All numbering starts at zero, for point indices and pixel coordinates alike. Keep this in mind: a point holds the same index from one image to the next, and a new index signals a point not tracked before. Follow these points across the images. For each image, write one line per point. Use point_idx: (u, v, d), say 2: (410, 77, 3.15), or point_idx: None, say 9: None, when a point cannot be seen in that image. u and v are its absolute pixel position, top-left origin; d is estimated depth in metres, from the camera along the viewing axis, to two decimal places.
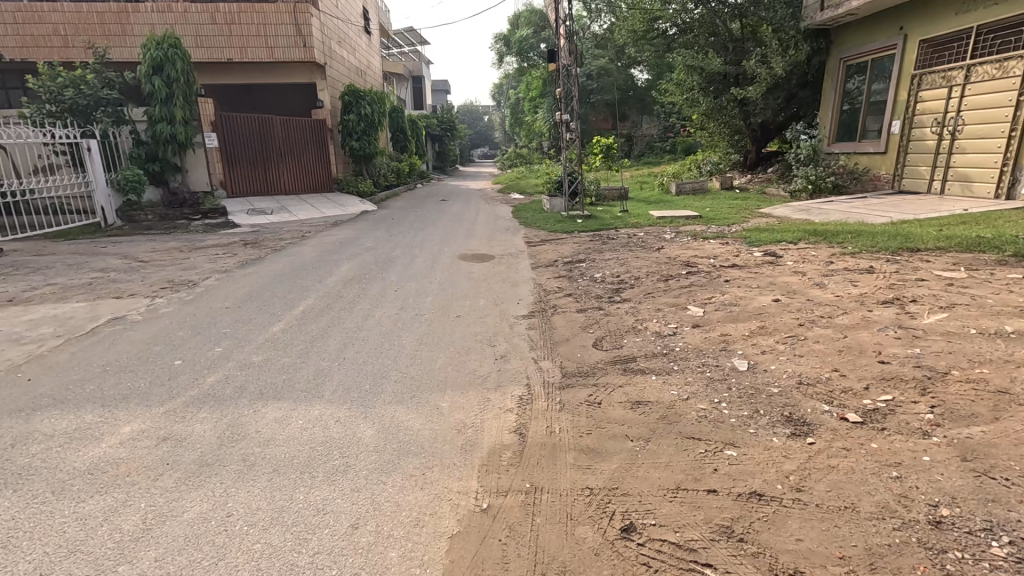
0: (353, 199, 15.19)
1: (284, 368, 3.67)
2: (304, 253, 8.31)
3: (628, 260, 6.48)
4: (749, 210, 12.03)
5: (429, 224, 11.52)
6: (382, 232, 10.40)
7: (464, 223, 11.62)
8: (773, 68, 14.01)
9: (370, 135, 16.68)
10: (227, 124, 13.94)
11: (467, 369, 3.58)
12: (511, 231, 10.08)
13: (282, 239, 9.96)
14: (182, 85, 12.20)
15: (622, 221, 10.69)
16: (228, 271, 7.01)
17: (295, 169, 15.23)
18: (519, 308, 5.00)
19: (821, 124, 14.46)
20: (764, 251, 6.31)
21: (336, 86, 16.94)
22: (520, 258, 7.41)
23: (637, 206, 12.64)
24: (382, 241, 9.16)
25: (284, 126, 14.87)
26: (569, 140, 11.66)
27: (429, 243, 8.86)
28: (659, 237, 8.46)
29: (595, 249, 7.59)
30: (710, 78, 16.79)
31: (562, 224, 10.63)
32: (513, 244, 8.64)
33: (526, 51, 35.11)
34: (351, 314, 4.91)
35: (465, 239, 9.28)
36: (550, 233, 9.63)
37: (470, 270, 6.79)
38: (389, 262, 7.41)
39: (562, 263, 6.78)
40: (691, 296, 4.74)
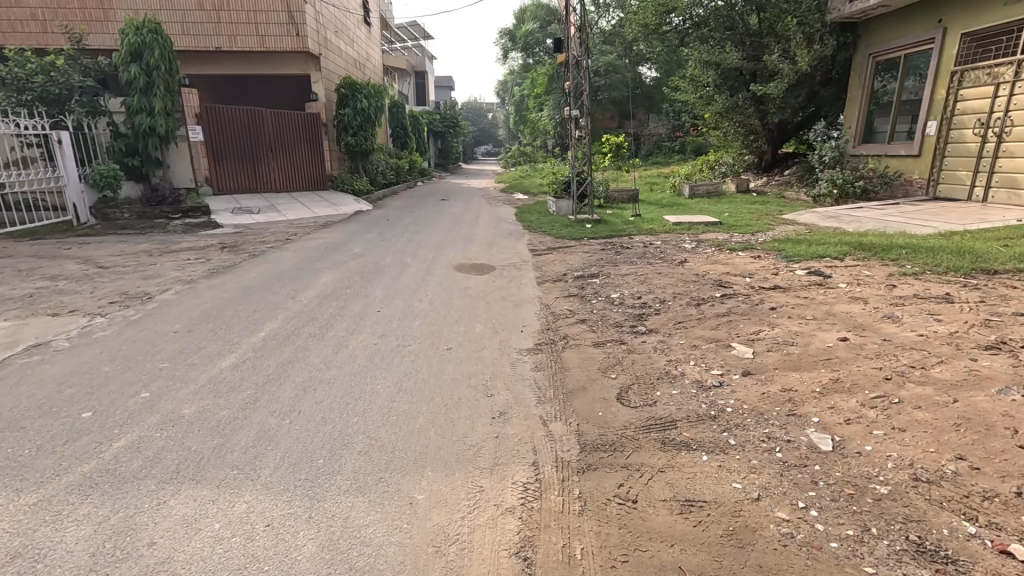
0: (347, 198, 14.37)
1: (219, 428, 2.83)
2: (283, 260, 7.46)
3: (648, 276, 5.64)
4: (771, 215, 11.18)
5: (425, 227, 10.68)
6: (373, 236, 9.58)
7: (463, 226, 10.78)
8: (797, 64, 13.11)
9: (367, 130, 15.84)
10: (214, 116, 13.07)
11: (455, 435, 2.74)
12: (513, 237, 9.23)
13: (264, 242, 9.16)
14: (163, 74, 11.45)
15: (636, 227, 9.83)
16: (192, 281, 6.19)
17: (285, 166, 14.42)
18: (523, 338, 4.14)
19: (847, 125, 13.54)
20: (806, 268, 5.47)
21: (332, 78, 16.11)
22: (523, 270, 6.57)
23: (650, 211, 11.76)
24: (372, 247, 8.33)
25: (274, 120, 14.06)
26: (578, 137, 10.78)
27: (423, 249, 8.02)
28: (679, 247, 7.62)
29: (608, 261, 6.75)
30: (726, 74, 16.18)
31: (570, 230, 9.77)
32: (517, 252, 7.78)
33: (533, 46, 34.14)
34: (318, 343, 4.07)
35: (463, 245, 8.42)
36: (557, 239, 8.79)
37: (466, 285, 5.95)
38: (376, 273, 6.57)
39: (572, 279, 5.93)
40: (732, 329, 3.90)
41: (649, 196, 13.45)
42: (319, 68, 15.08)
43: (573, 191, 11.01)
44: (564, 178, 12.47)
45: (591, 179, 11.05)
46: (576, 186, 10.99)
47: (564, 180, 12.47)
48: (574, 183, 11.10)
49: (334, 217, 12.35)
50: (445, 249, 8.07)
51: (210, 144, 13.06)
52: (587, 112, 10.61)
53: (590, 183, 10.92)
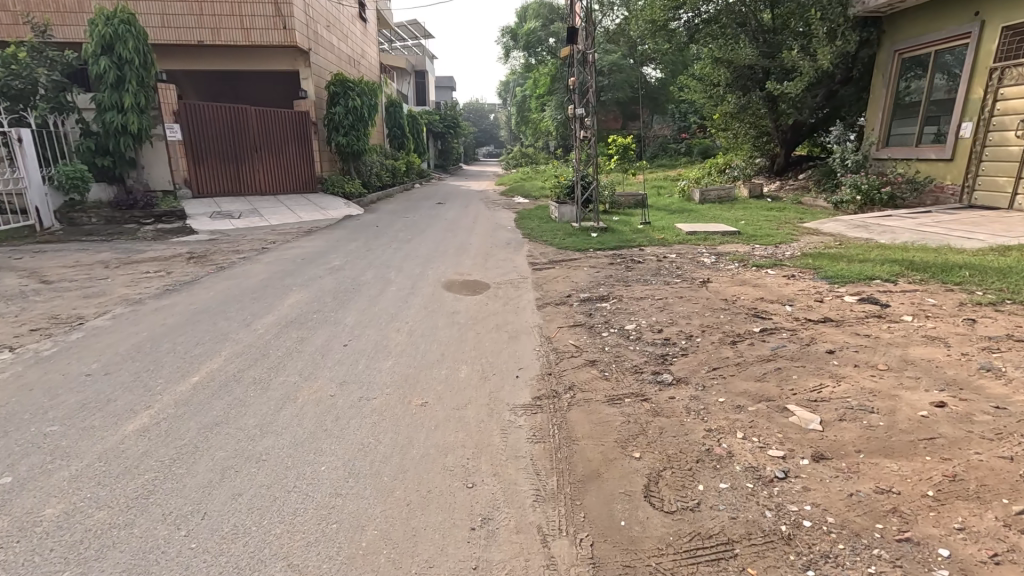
0: (336, 201, 13.59)
1: (82, 548, 1.99)
2: (251, 274, 6.62)
3: (668, 302, 4.80)
4: (791, 223, 10.35)
5: (417, 234, 9.87)
6: (359, 244, 8.76)
7: (458, 233, 9.98)
8: (818, 60, 12.25)
9: (359, 129, 15.04)
10: (195, 114, 12.22)
11: (415, 565, 1.91)
12: (512, 247, 8.40)
13: (238, 251, 8.34)
14: (136, 68, 10.70)
15: (646, 236, 8.99)
16: (139, 301, 5.37)
17: (271, 167, 13.60)
18: (517, 389, 3.30)
19: (870, 126, 12.70)
20: (854, 293, 4.65)
21: (323, 75, 15.30)
22: (521, 290, 5.74)
23: (661, 218, 10.91)
24: (355, 258, 7.50)
25: (259, 119, 13.24)
26: (583, 138, 9.91)
27: (410, 262, 7.20)
28: (697, 262, 6.79)
29: (619, 280, 5.91)
30: (739, 72, 15.24)
31: (574, 239, 8.93)
32: (515, 266, 6.95)
33: (535, 45, 33.18)
34: (260, 396, 3.22)
35: (455, 257, 7.60)
36: (560, 251, 7.98)
37: (454, 309, 5.11)
38: (352, 291, 5.73)
39: (578, 302, 5.10)
40: (785, 383, 3.06)
41: (658, 201, 12.61)
42: (309, 64, 14.32)
43: (578, 196, 10.14)
44: (568, 183, 11.62)
45: (597, 183, 10.19)
46: (581, 190, 10.12)
47: (568, 184, 11.61)
48: (579, 187, 10.22)
49: (321, 222, 11.56)
50: (435, 262, 7.24)
51: (190, 143, 12.20)
52: (593, 111, 9.72)
53: (596, 188, 10.05)
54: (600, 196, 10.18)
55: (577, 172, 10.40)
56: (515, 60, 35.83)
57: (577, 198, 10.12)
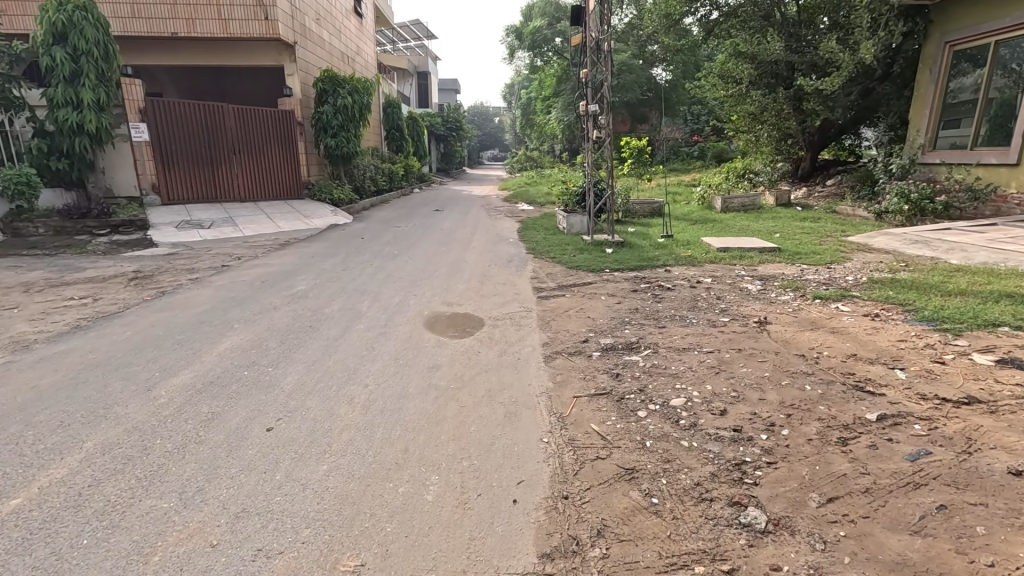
0: (323, 209, 12.44)
1: None
2: (191, 303, 5.39)
3: (721, 358, 3.53)
4: (833, 237, 9.07)
5: (406, 248, 8.67)
6: (336, 261, 7.57)
7: (453, 247, 8.80)
8: (859, 54, 11.07)
9: (349, 130, 13.89)
10: (165, 112, 11.08)
11: None
12: (513, 266, 7.17)
13: (194, 269, 7.15)
14: (94, 60, 9.53)
15: (671, 252, 7.74)
16: (27, 346, 4.14)
17: (251, 171, 12.44)
18: (513, 537, 2.05)
19: (914, 128, 11.42)
20: (979, 347, 3.38)
21: (311, 71, 14.16)
22: (522, 332, 4.48)
23: (683, 230, 9.64)
24: (325, 281, 6.30)
25: (238, 118, 12.11)
26: (592, 144, 8.68)
27: (390, 287, 5.99)
28: (740, 291, 5.51)
29: (649, 317, 4.65)
30: (764, 68, 14.01)
31: (586, 255, 7.68)
32: (517, 294, 5.71)
33: (540, 46, 31.77)
34: (92, 550, 1.97)
35: (445, 279, 6.39)
36: (571, 272, 6.74)
37: (435, 360, 3.85)
38: (309, 332, 4.48)
39: (599, 354, 3.83)
40: (971, 547, 1.79)
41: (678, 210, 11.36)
42: (295, 59, 13.21)
43: (591, 206, 8.90)
44: (579, 190, 10.39)
45: (612, 191, 8.96)
46: (593, 200, 8.90)
47: (578, 192, 10.39)
48: (592, 195, 8.99)
49: (301, 233, 10.38)
50: (419, 287, 6.02)
51: (159, 144, 11.03)
52: (608, 112, 8.42)
53: (610, 198, 8.82)
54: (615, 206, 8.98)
55: (590, 179, 9.17)
56: (521, 60, 34.31)
57: (590, 208, 8.88)
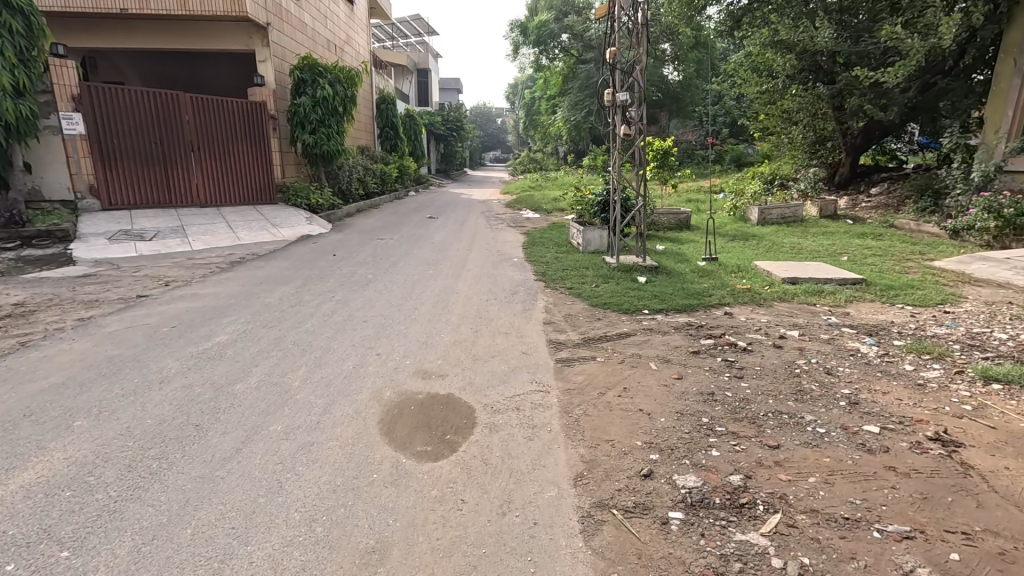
0: (296, 218, 10.74)
1: None
2: (42, 368, 3.63)
3: (937, 567, 1.77)
4: (916, 261, 7.30)
5: (385, 270, 6.95)
6: (289, 290, 5.85)
7: (443, 268, 7.10)
8: (932, 39, 9.25)
9: (331, 125, 12.19)
10: (106, 102, 9.34)
11: None
12: (519, 303, 5.42)
13: (96, 302, 5.42)
14: (13, 36, 7.77)
15: (722, 282, 6.01)
16: None
17: (213, 172, 10.74)
18: None
19: (992, 127, 9.68)
20: None
21: (288, 59, 12.47)
22: (534, 445, 2.74)
23: (727, 250, 7.90)
24: (260, 327, 4.56)
25: (196, 109, 10.42)
26: (619, 148, 6.89)
27: (346, 340, 4.25)
28: (852, 358, 3.77)
29: (736, 416, 2.91)
30: (810, 60, 12.19)
31: (615, 286, 5.94)
32: (525, 356, 3.97)
33: (546, 41, 29.50)
34: None
35: (425, 325, 4.66)
36: (598, 315, 4.99)
37: (379, 527, 2.11)
38: (188, 441, 2.72)
39: (678, 524, 2.08)
40: None
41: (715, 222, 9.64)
42: (267, 43, 11.51)
43: (619, 220, 7.13)
44: (600, 198, 8.61)
45: (645, 203, 7.21)
46: (621, 214, 7.13)
47: (599, 200, 8.61)
48: (621, 206, 7.22)
49: (263, 248, 8.67)
50: (385, 339, 4.29)
51: (98, 141, 9.29)
52: (641, 107, 6.61)
53: (645, 211, 7.06)
54: (649, 220, 7.24)
55: (616, 186, 7.40)
56: (525, 57, 32.02)
57: (618, 223, 7.12)
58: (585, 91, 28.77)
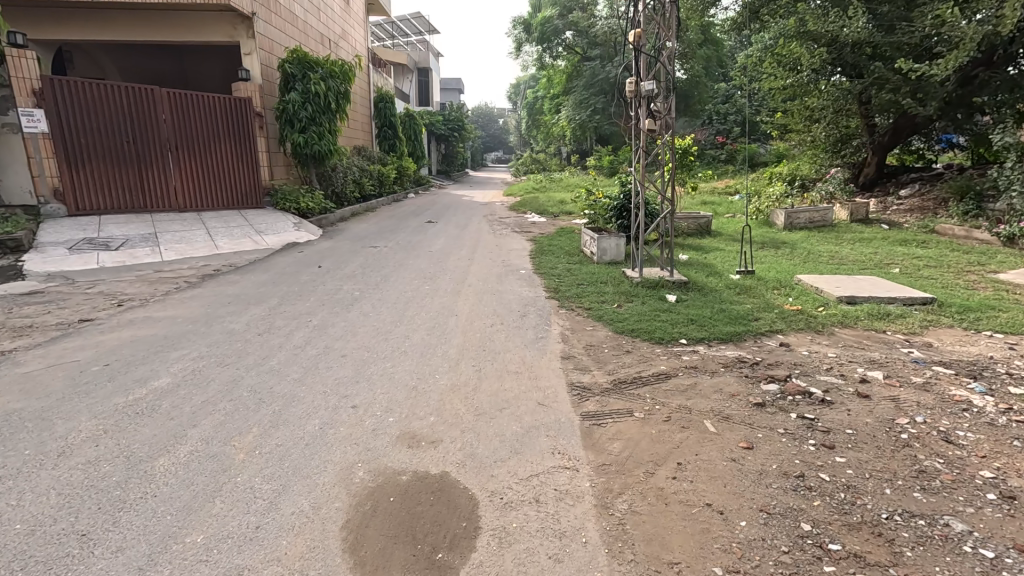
0: (284, 223, 9.91)
1: None
2: None
3: None
4: (976, 273, 6.45)
5: (375, 285, 6.11)
6: (260, 312, 5.00)
7: (441, 283, 6.26)
8: (988, 24, 8.47)
9: (323, 123, 11.36)
10: (72, 98, 8.52)
11: None
12: (529, 330, 4.56)
13: (28, 328, 4.58)
14: None
15: (765, 302, 5.15)
16: None
17: (192, 174, 9.90)
18: None
19: None
20: None
21: (277, 52, 11.64)
22: (564, 571, 1.89)
23: (765, 259, 7.11)
24: (214, 366, 3.70)
25: (173, 106, 9.58)
26: (642, 147, 5.93)
27: (317, 386, 3.39)
28: (969, 416, 2.91)
29: (850, 524, 2.05)
30: (841, 51, 11.38)
31: (641, 307, 5.07)
32: (542, 410, 3.11)
33: (550, 39, 28.62)
34: None
35: (416, 362, 3.81)
36: (625, 346, 4.13)
37: None
38: (58, 568, 1.87)
39: None
40: None
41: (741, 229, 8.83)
42: (253, 34, 10.69)
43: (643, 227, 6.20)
44: (619, 202, 7.68)
45: (672, 209, 6.29)
46: (646, 221, 6.19)
47: (619, 204, 7.68)
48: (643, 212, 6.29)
49: (243, 257, 7.83)
50: (364, 384, 3.42)
51: (63, 140, 8.45)
52: (671, 99, 5.69)
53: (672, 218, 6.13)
54: (677, 228, 6.33)
55: (639, 189, 6.49)
56: (527, 56, 31.07)
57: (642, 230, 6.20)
58: (590, 89, 27.97)
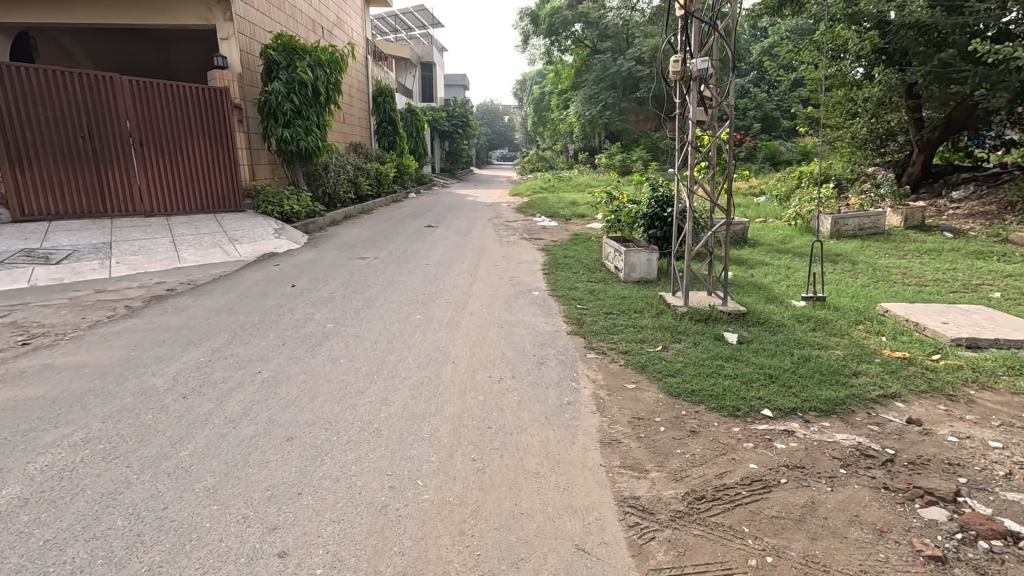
0: (263, 229, 8.77)
1: None
2: None
3: None
4: None
5: (354, 314, 4.95)
6: (198, 358, 3.82)
7: (436, 310, 5.07)
8: None
9: (310, 116, 10.17)
10: (14, 85, 7.35)
11: None
12: (549, 390, 3.37)
13: None
14: None
15: (858, 345, 3.95)
16: None
17: (160, 173, 8.76)
18: None
19: None
20: None
21: (260, 37, 10.46)
22: None
23: (833, 280, 5.89)
24: (96, 461, 2.52)
25: (136, 96, 8.43)
26: (688, 145, 4.66)
27: (233, 508, 2.21)
28: None
29: None
30: (897, 34, 10.16)
31: (696, 354, 3.87)
32: (583, 567, 1.92)
33: (558, 32, 27.26)
34: None
35: (390, 456, 2.62)
36: (688, 422, 2.96)
37: None
38: None
39: None
40: None
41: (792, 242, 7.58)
42: (231, 17, 9.50)
43: (688, 242, 4.95)
44: (652, 211, 6.44)
45: (723, 221, 5.05)
46: (691, 234, 4.93)
47: (653, 212, 6.43)
48: (687, 223, 5.02)
49: (208, 273, 6.71)
50: (306, 504, 2.25)
51: (3, 133, 7.28)
52: (730, 84, 4.44)
53: (725, 232, 4.88)
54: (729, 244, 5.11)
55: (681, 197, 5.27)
56: (534, 49, 29.72)
57: (686, 246, 4.95)
58: (601, 83, 26.71)
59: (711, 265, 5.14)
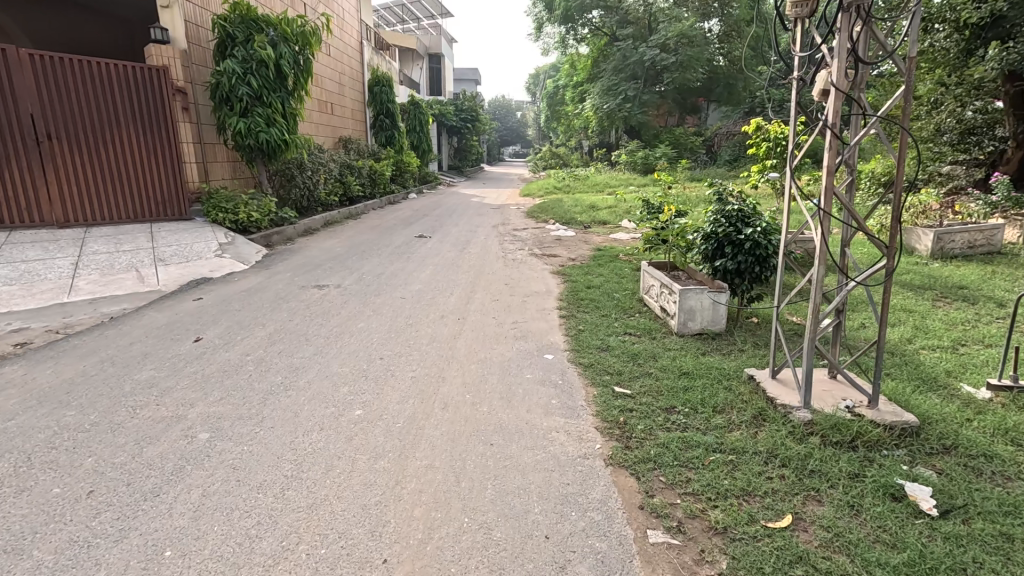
0: (203, 246, 6.94)
1: None
2: None
3: None
4: None
5: (252, 409, 3.04)
6: None
7: (388, 401, 3.16)
8: None
9: (272, 103, 8.31)
10: None
11: None
12: None
13: None
14: None
15: None
16: None
17: (73, 170, 6.95)
18: None
19: None
20: None
21: (213, 7, 8.61)
22: None
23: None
24: None
25: (39, 72, 6.57)
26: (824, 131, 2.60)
27: None
28: None
29: None
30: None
31: (878, 554, 1.89)
32: None
33: (574, 19, 25.15)
34: None
35: None
36: None
37: None
38: None
39: None
40: None
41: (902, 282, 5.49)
42: None
43: (811, 308, 2.73)
44: (722, 231, 4.31)
45: (878, 270, 2.77)
46: (821, 297, 2.68)
47: (723, 234, 4.30)
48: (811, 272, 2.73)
49: (101, 311, 4.90)
50: None
51: None
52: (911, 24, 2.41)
53: (885, 297, 2.64)
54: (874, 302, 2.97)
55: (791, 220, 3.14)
56: (548, 38, 27.64)
57: (808, 314, 2.75)
58: (620, 74, 24.69)
59: (839, 333, 3.06)
